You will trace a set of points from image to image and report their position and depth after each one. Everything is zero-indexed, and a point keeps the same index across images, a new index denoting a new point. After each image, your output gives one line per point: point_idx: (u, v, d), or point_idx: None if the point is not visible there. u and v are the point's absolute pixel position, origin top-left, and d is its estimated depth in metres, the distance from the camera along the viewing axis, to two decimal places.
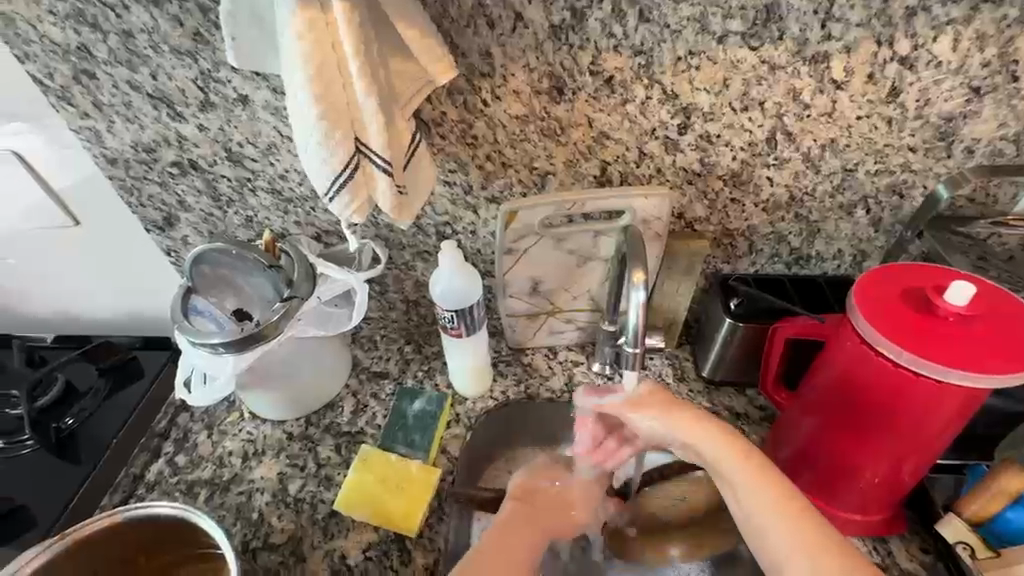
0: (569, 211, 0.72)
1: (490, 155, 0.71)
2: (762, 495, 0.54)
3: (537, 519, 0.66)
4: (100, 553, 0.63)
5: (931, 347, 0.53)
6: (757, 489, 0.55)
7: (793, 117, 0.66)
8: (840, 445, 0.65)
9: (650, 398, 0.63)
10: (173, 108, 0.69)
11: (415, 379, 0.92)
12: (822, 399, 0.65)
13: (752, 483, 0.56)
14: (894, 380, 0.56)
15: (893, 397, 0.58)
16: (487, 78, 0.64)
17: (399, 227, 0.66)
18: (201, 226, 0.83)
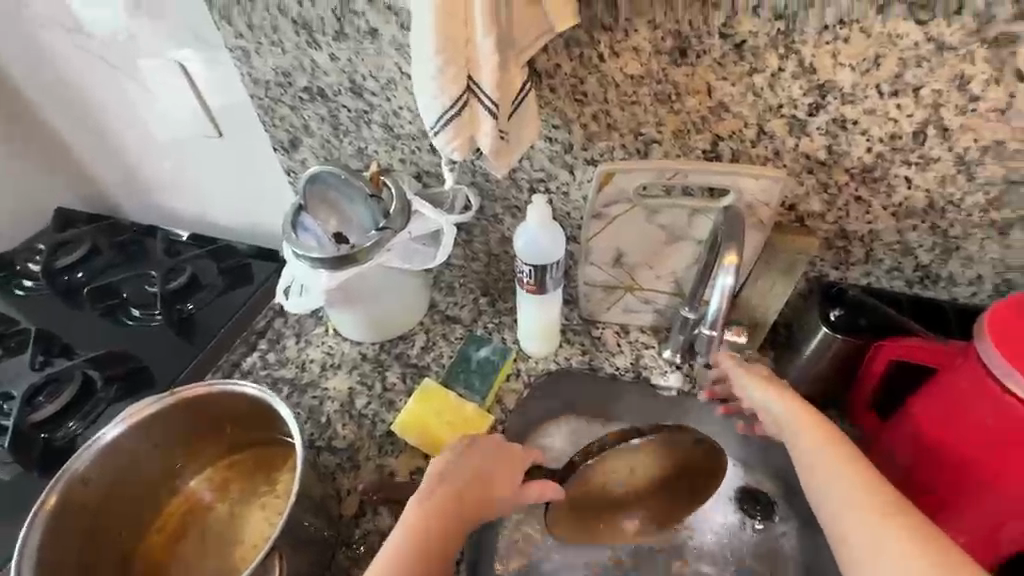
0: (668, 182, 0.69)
1: (596, 115, 0.69)
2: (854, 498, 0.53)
3: (491, 473, 0.68)
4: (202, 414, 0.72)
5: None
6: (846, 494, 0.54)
7: (952, 110, 0.57)
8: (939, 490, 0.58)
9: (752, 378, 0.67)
10: (312, 35, 0.75)
11: (484, 329, 0.95)
12: (920, 436, 0.59)
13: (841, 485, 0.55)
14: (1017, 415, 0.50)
15: (1015, 442, 0.52)
16: (608, 32, 0.62)
17: (496, 173, 0.68)
18: (318, 151, 0.90)
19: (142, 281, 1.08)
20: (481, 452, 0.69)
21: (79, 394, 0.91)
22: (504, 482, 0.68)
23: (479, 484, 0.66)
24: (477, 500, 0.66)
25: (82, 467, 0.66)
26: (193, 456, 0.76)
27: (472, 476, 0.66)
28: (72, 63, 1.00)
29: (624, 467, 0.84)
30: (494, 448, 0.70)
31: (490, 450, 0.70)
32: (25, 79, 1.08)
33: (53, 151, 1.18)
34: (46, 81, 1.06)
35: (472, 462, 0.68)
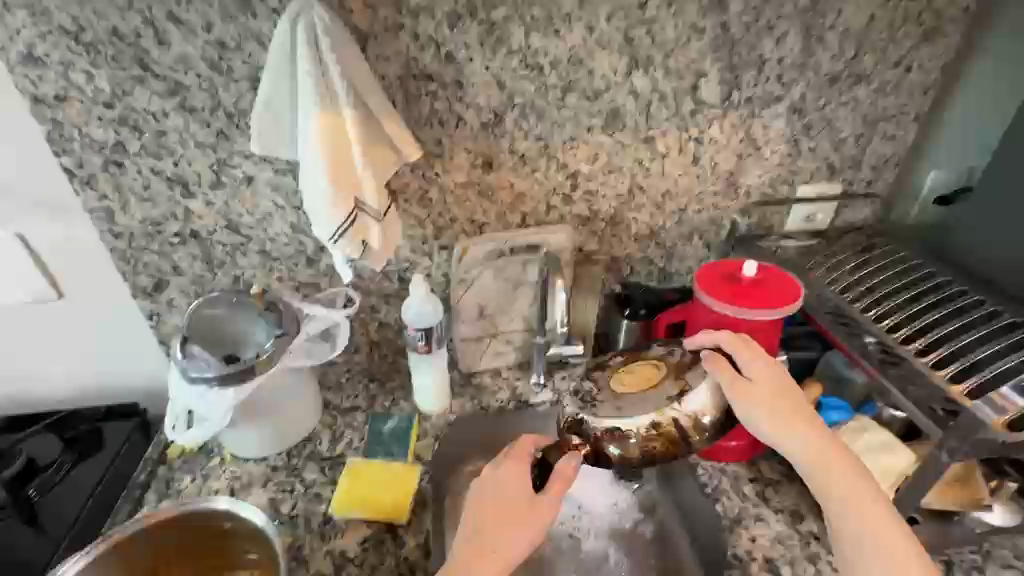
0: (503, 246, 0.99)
1: (441, 213, 0.97)
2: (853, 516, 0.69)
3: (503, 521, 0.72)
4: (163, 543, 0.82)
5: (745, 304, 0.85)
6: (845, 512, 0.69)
7: (642, 176, 0.99)
8: None
9: (767, 398, 0.75)
10: (187, 187, 0.87)
11: (384, 407, 1.08)
12: None
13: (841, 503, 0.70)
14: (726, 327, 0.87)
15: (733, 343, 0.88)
16: (439, 158, 0.91)
17: (376, 266, 0.87)
18: (189, 288, 0.97)
19: None
20: (481, 497, 0.74)
21: None
22: (519, 523, 0.72)
23: (490, 516, 0.72)
24: (501, 548, 0.70)
25: None
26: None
27: (480, 526, 0.72)
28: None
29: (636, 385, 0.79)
30: (491, 492, 0.74)
31: (488, 503, 0.73)
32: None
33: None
34: None
35: (478, 518, 0.72)
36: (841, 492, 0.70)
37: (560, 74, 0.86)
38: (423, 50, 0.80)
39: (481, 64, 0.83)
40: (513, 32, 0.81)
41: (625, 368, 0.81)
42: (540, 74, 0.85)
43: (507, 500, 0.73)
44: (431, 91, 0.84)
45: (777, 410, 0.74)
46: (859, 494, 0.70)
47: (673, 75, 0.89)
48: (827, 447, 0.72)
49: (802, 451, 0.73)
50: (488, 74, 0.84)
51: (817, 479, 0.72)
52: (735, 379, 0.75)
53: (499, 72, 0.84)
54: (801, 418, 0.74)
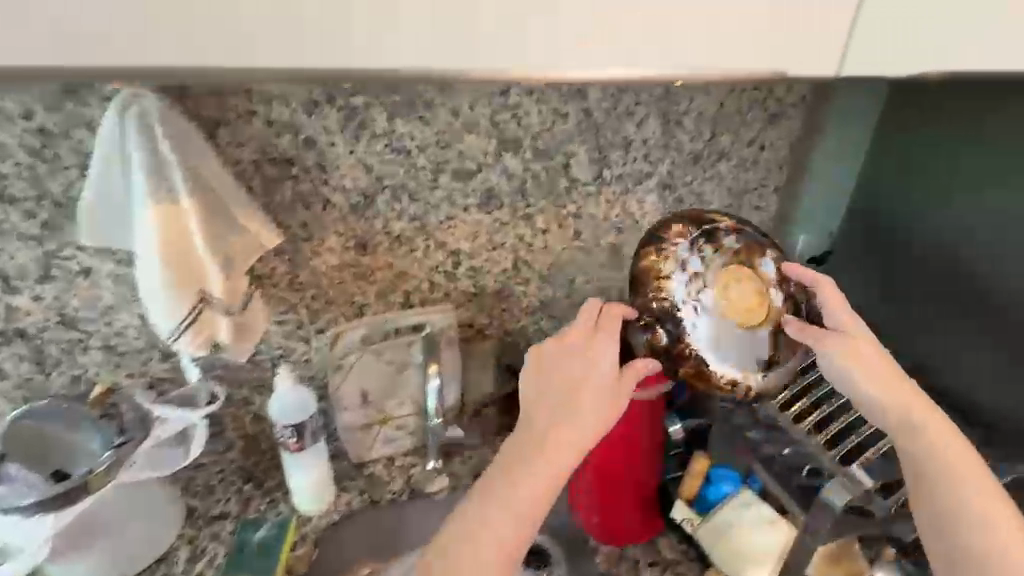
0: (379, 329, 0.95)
1: (315, 296, 0.92)
2: (950, 472, 0.70)
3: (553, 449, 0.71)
4: None
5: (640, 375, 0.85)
6: (950, 465, 0.71)
7: (525, 250, 0.99)
8: (603, 472, 0.90)
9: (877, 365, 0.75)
10: (8, 283, 0.78)
11: (258, 511, 0.96)
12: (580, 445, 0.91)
13: (942, 460, 0.71)
14: None
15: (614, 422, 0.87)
16: (307, 242, 0.87)
17: (240, 356, 0.81)
18: (15, 393, 0.84)
19: None
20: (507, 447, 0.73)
21: None
22: (555, 457, 0.71)
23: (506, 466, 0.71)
24: (528, 490, 0.70)
25: None
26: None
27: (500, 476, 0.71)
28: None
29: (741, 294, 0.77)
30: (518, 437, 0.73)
31: (548, 427, 0.72)
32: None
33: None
34: None
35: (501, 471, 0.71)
36: (926, 435, 0.72)
37: (429, 156, 0.85)
38: (279, 136, 0.78)
39: (344, 149, 0.81)
40: (375, 117, 0.80)
41: (732, 277, 0.78)
42: (407, 157, 0.84)
43: (571, 422, 0.72)
44: (292, 175, 0.81)
45: (862, 367, 0.74)
46: (946, 442, 0.72)
47: (543, 156, 0.91)
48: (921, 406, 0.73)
49: (886, 396, 0.73)
50: (352, 157, 0.82)
51: (893, 421, 0.73)
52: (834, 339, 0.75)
53: (364, 155, 0.82)
54: (889, 365, 0.75)
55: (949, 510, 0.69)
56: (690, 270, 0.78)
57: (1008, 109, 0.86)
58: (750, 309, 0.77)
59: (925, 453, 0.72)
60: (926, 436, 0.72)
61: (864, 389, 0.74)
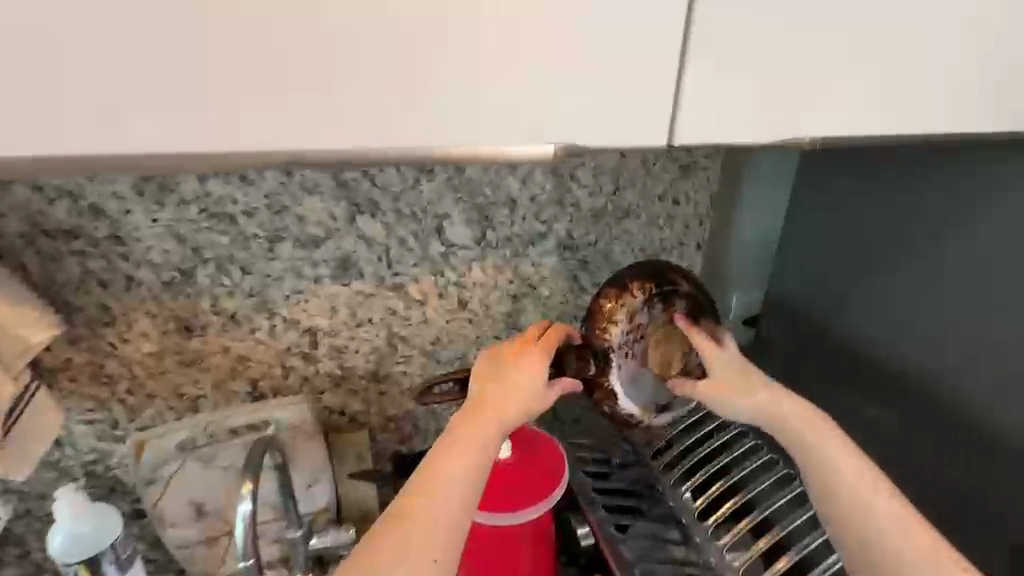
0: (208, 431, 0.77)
1: (130, 389, 0.75)
2: (860, 496, 0.57)
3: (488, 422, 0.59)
4: None
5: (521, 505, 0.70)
6: (860, 488, 0.58)
7: (400, 326, 0.84)
8: None
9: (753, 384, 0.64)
10: None
11: None
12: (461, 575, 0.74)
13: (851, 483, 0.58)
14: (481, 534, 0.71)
15: (496, 550, 0.71)
16: (110, 326, 0.71)
17: (16, 473, 0.66)
18: None
19: None
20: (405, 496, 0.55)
21: None
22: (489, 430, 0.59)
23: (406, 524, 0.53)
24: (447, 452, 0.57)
25: None
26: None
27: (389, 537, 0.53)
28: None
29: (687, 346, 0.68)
30: (420, 484, 0.55)
31: (475, 412, 0.60)
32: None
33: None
34: None
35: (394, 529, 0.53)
36: (835, 459, 0.60)
37: (260, 223, 0.71)
38: (55, 204, 0.64)
39: (145, 217, 0.66)
40: (183, 179, 0.66)
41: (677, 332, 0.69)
42: (231, 223, 0.70)
43: (498, 398, 0.61)
44: (78, 250, 0.66)
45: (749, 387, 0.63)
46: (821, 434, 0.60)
47: (409, 218, 0.77)
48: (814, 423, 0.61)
49: (782, 417, 0.62)
50: (157, 227, 0.67)
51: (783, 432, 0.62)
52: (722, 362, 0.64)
53: (172, 224, 0.67)
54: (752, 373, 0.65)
55: (867, 527, 0.56)
56: (636, 321, 0.68)
57: (927, 186, 0.73)
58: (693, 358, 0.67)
59: (836, 476, 0.59)
60: (833, 458, 0.59)
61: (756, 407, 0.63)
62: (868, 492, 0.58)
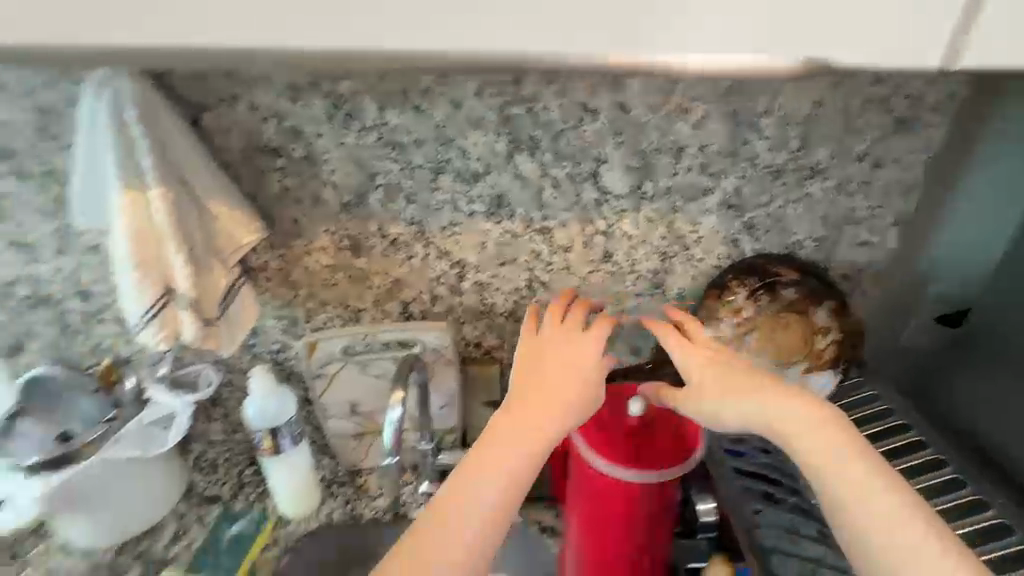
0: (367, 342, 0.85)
1: (309, 294, 0.85)
2: (850, 499, 0.53)
3: (519, 420, 0.60)
4: None
5: (652, 462, 0.67)
6: (850, 493, 0.53)
7: (542, 269, 0.84)
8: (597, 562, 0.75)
9: (739, 376, 0.59)
10: (32, 253, 0.82)
11: (247, 501, 0.95)
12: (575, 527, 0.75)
13: (842, 488, 0.53)
14: (602, 485, 0.69)
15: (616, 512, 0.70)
16: (299, 238, 0.81)
17: (223, 351, 0.79)
18: (47, 353, 0.91)
19: None
20: (484, 498, 0.57)
21: None
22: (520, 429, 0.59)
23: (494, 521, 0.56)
24: (491, 455, 0.58)
25: None
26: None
27: (475, 540, 0.55)
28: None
29: (782, 336, 0.80)
30: (497, 445, 0.59)
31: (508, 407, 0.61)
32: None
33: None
34: None
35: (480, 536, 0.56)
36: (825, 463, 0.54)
37: (427, 154, 0.74)
38: (265, 123, 0.72)
39: (333, 140, 0.73)
40: (366, 106, 0.71)
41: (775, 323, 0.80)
42: (403, 152, 0.74)
43: (533, 394, 0.61)
44: (280, 167, 0.75)
45: (734, 382, 0.59)
46: (828, 432, 0.55)
47: (565, 161, 0.75)
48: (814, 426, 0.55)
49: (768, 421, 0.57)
50: (341, 151, 0.74)
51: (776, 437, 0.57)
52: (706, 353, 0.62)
53: (353, 148, 0.74)
54: (717, 366, 0.60)
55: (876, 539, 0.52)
56: (742, 314, 0.80)
57: None
58: (784, 342, 0.80)
59: (825, 477, 0.54)
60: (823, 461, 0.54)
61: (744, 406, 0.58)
62: (882, 487, 0.53)
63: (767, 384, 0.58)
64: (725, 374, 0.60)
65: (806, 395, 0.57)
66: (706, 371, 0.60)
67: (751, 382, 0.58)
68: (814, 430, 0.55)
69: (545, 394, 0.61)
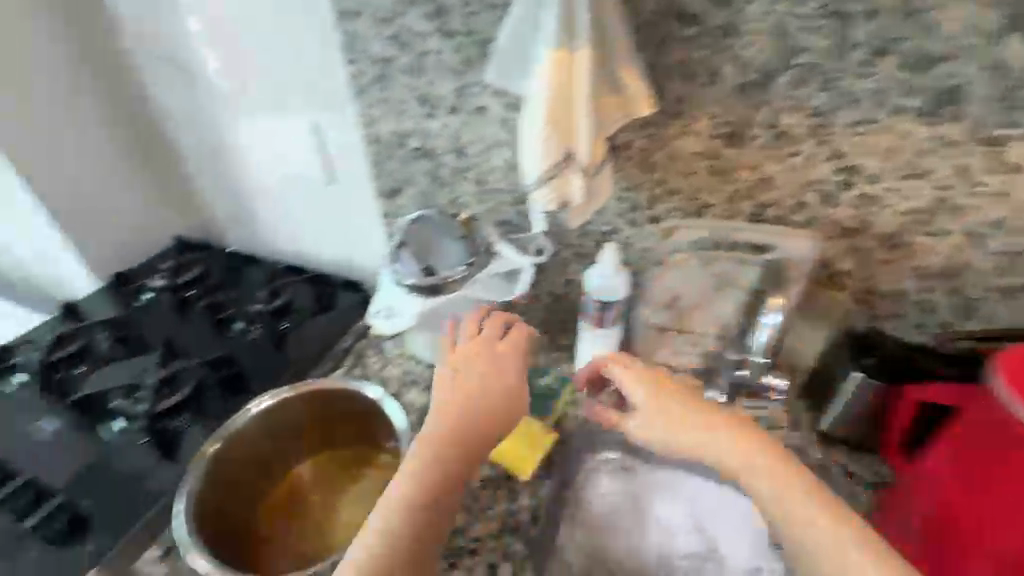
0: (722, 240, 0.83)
1: (661, 181, 0.85)
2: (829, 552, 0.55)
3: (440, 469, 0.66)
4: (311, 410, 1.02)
5: None
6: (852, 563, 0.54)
7: (963, 190, 0.71)
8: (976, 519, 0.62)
9: (813, 515, 0.57)
10: (431, 107, 0.94)
11: (546, 360, 1.08)
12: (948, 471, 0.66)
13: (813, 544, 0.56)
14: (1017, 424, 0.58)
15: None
16: (676, 118, 0.78)
17: (574, 223, 0.82)
18: (417, 199, 1.08)
19: (250, 300, 1.25)
20: (400, 476, 0.66)
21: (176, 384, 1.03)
22: (438, 426, 0.70)
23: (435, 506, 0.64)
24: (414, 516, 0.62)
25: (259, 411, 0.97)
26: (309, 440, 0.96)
27: (392, 518, 0.62)
28: (212, 109, 1.21)
29: None
30: (425, 445, 0.68)
31: (428, 462, 0.66)
32: (167, 121, 1.29)
33: (170, 178, 1.38)
34: (188, 133, 1.28)
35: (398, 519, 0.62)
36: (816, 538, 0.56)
37: (878, 30, 0.64)
38: None
39: (763, 8, 0.67)
40: None
41: None
42: (845, 26, 0.65)
43: (453, 412, 0.72)
44: (689, 37, 0.71)
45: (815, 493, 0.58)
46: (793, 488, 0.59)
47: None
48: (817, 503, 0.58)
49: (817, 530, 0.56)
50: (768, 21, 0.67)
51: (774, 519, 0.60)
52: (777, 475, 0.60)
53: (784, 18, 0.67)
54: (800, 479, 0.60)
55: None
56: None
57: None
58: None
59: (800, 536, 0.57)
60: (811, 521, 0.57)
61: (797, 531, 0.57)
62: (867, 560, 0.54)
63: (823, 502, 0.58)
64: (829, 510, 0.57)
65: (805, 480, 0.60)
66: (807, 526, 0.57)
67: (826, 499, 0.58)
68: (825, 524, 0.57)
69: (457, 475, 0.67)
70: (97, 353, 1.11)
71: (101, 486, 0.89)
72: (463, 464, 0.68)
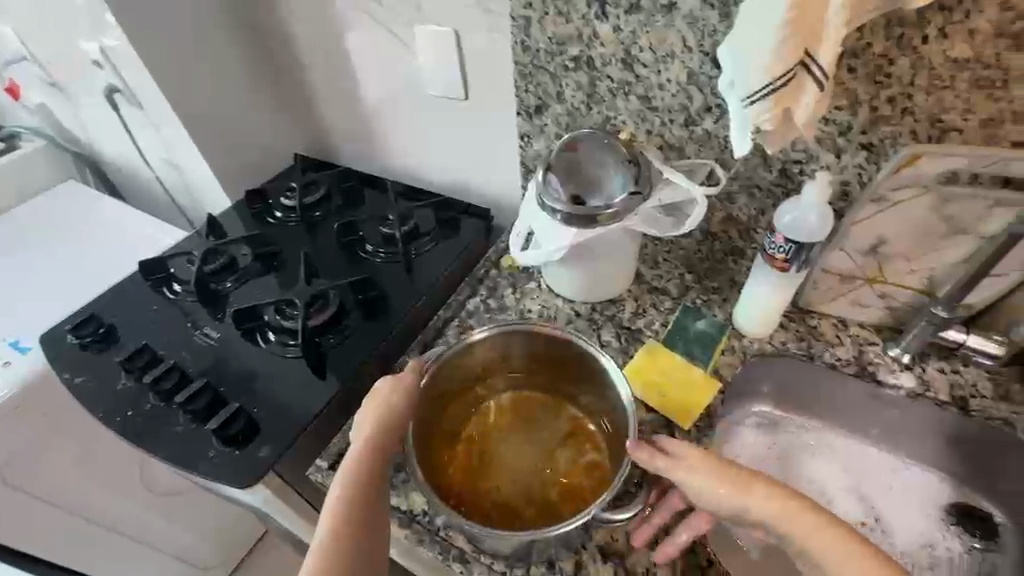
0: (981, 167, 0.70)
1: (894, 98, 0.69)
2: None
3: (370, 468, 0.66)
4: (503, 354, 0.87)
5: None
6: None
7: None
8: None
9: (763, 491, 0.59)
10: (603, 7, 0.81)
11: (693, 303, 0.99)
12: None
13: None
14: None
15: None
16: (945, 13, 0.61)
17: (777, 147, 0.70)
18: (563, 119, 0.98)
19: (376, 224, 1.22)
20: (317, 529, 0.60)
21: (318, 304, 1.03)
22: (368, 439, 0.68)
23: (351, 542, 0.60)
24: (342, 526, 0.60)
25: (476, 341, 0.82)
26: (486, 384, 0.90)
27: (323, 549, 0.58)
28: (339, 15, 1.13)
29: None
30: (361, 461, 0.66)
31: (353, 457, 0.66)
32: (285, 29, 1.22)
33: (293, 94, 1.35)
34: (312, 44, 1.22)
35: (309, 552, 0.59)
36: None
37: None
38: None
39: None
40: None
41: None
42: None
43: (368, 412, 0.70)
44: None
45: (750, 481, 0.59)
46: (821, 525, 0.56)
47: None
48: (794, 509, 0.57)
49: (786, 522, 0.56)
50: None
51: (782, 532, 0.57)
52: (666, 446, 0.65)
53: None
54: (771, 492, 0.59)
55: None
56: None
57: None
58: None
59: None
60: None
61: (791, 526, 0.56)
62: None
63: (784, 490, 0.58)
64: (768, 488, 0.59)
65: (805, 503, 0.57)
66: (675, 461, 0.63)
67: (762, 481, 0.59)
68: (813, 527, 0.56)
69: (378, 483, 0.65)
70: (243, 271, 1.14)
71: (269, 399, 0.93)
72: (378, 490, 0.65)
